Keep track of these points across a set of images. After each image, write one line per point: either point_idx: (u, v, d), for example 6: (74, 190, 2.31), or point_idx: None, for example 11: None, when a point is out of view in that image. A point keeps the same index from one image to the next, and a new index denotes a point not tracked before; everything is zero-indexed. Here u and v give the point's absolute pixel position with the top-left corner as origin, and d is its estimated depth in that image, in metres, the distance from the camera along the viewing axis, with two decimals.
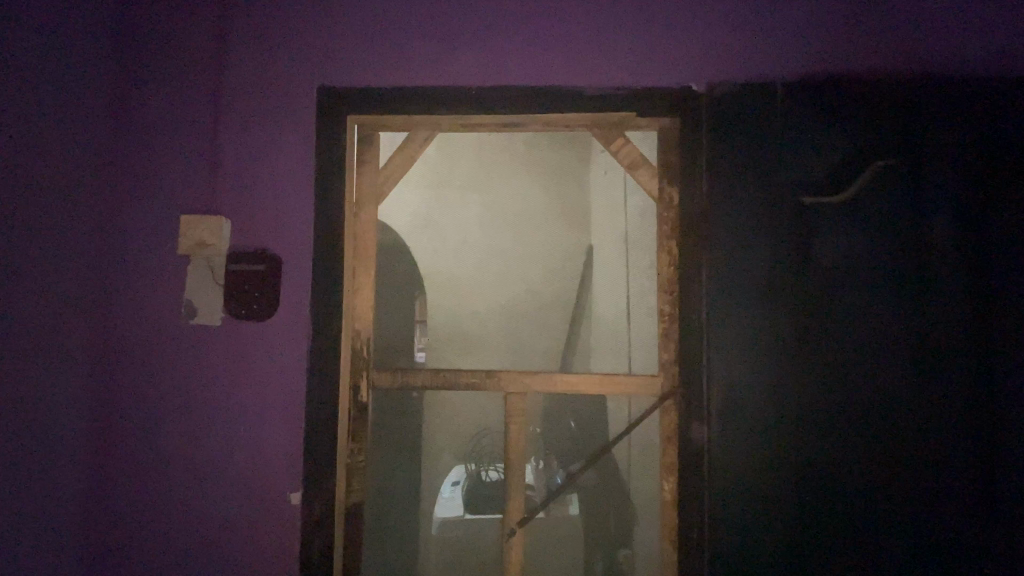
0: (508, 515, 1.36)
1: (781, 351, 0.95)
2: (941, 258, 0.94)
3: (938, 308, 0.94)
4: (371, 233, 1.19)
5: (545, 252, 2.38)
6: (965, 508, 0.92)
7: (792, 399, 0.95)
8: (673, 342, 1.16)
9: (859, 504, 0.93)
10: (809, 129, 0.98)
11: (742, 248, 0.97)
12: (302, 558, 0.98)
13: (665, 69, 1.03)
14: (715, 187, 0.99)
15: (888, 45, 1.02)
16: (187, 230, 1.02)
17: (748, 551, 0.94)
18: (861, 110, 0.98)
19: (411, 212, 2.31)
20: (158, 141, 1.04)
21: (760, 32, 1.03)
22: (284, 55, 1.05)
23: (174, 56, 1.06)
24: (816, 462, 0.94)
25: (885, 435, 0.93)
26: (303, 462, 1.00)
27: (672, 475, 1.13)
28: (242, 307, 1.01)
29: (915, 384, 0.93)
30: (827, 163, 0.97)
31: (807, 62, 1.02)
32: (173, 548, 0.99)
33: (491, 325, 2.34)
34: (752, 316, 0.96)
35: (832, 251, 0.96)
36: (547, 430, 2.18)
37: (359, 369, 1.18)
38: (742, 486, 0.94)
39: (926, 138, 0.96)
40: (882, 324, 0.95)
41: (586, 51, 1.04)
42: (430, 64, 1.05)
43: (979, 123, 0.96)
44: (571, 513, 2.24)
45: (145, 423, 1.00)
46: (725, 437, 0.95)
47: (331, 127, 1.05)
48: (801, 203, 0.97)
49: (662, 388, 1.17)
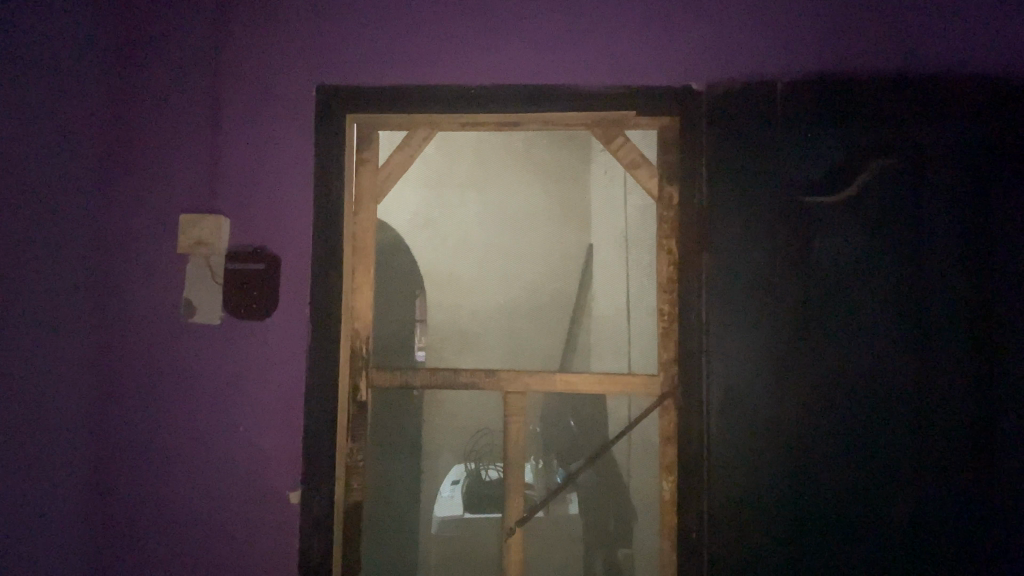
0: (507, 514, 1.36)
1: (779, 355, 0.94)
2: (942, 258, 0.93)
3: (939, 313, 0.92)
4: (370, 232, 1.18)
5: (546, 249, 2.36)
6: (962, 515, 0.91)
7: (789, 404, 0.93)
8: (673, 341, 1.14)
9: (858, 506, 0.92)
10: (811, 128, 0.96)
11: (741, 250, 0.95)
12: (300, 557, 0.99)
13: (670, 68, 1.01)
14: (715, 187, 0.97)
15: (899, 42, 0.99)
16: (187, 229, 1.02)
17: (745, 557, 0.93)
18: (861, 109, 0.96)
19: (411, 213, 2.37)
20: (156, 139, 1.04)
21: (767, 29, 1.00)
22: (283, 53, 1.04)
23: (171, 52, 1.05)
24: (813, 468, 0.92)
25: (884, 442, 0.92)
26: (302, 462, 1.00)
27: (671, 475, 1.12)
28: (242, 307, 1.01)
29: (915, 390, 0.92)
30: (829, 163, 0.95)
31: (814, 60, 1.00)
32: (174, 546, 1.00)
33: (491, 324, 2.34)
34: (751, 318, 0.95)
35: (832, 253, 0.94)
36: (547, 431, 2.19)
37: (356, 366, 1.16)
38: (740, 488, 0.93)
39: (930, 139, 0.94)
40: (883, 329, 0.93)
41: (589, 49, 1.02)
42: (429, 61, 1.03)
43: (979, 122, 0.94)
44: (571, 511, 2.27)
45: (145, 422, 1.01)
46: (722, 442, 0.94)
47: (329, 125, 1.03)
48: (802, 204, 0.95)
49: (661, 387, 1.14)
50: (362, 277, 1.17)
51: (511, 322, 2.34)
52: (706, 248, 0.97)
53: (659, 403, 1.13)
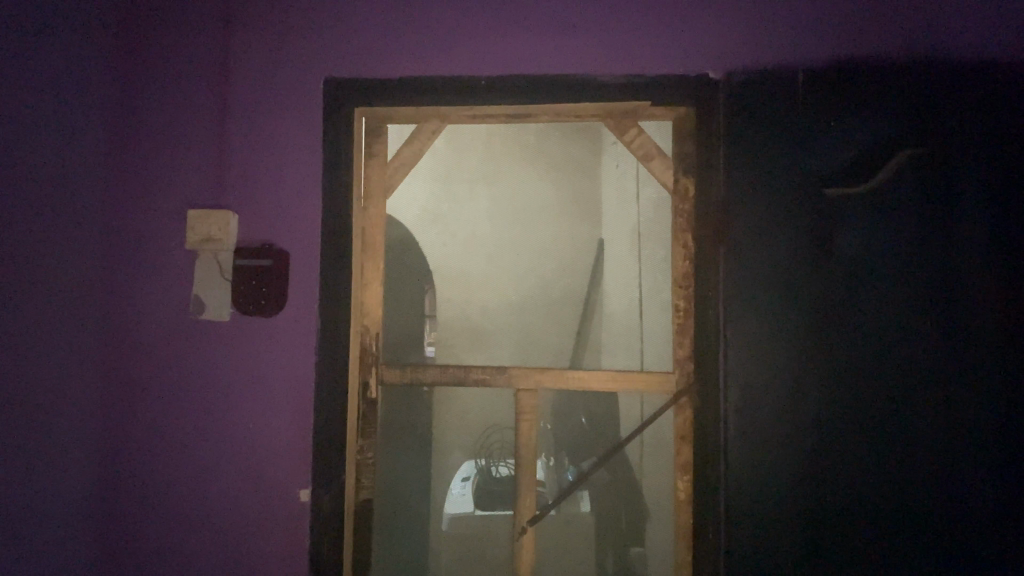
0: (519, 513, 1.34)
1: (802, 352, 0.91)
2: (965, 252, 0.89)
3: (965, 313, 0.89)
4: (379, 226, 1.16)
5: (556, 244, 2.34)
6: (980, 524, 0.87)
7: (810, 404, 0.90)
8: (689, 338, 1.11)
9: (879, 505, 0.89)
10: (837, 115, 0.92)
11: (761, 244, 0.92)
12: (312, 557, 0.97)
13: (687, 56, 0.98)
14: (732, 177, 0.94)
15: (925, 26, 0.95)
16: (195, 225, 1.00)
17: (764, 556, 0.90)
18: (884, 100, 0.92)
19: (420, 208, 2.36)
20: (166, 133, 1.03)
21: (787, 15, 0.97)
22: (291, 48, 1.02)
23: (178, 48, 1.04)
24: (834, 466, 0.89)
25: (907, 440, 0.89)
26: (312, 460, 0.98)
27: (687, 474, 1.08)
28: (251, 303, 0.99)
29: (941, 388, 0.89)
30: (852, 154, 0.92)
31: (838, 47, 0.96)
32: (184, 545, 0.99)
33: (500, 319, 2.36)
34: (770, 315, 0.92)
35: (853, 246, 0.91)
36: (558, 427, 2.22)
37: (365, 363, 1.14)
38: (757, 488, 0.91)
39: (962, 131, 0.90)
40: (907, 325, 0.89)
41: (603, 39, 0.99)
42: (438, 53, 1.01)
43: (1004, 112, 0.90)
44: (583, 510, 2.22)
45: (156, 421, 1.00)
46: (739, 440, 0.92)
47: (338, 119, 1.01)
48: (825, 196, 0.91)
49: (677, 385, 1.10)
50: (371, 272, 1.15)
51: (522, 318, 2.35)
52: (726, 242, 0.94)
53: (675, 401, 1.09)
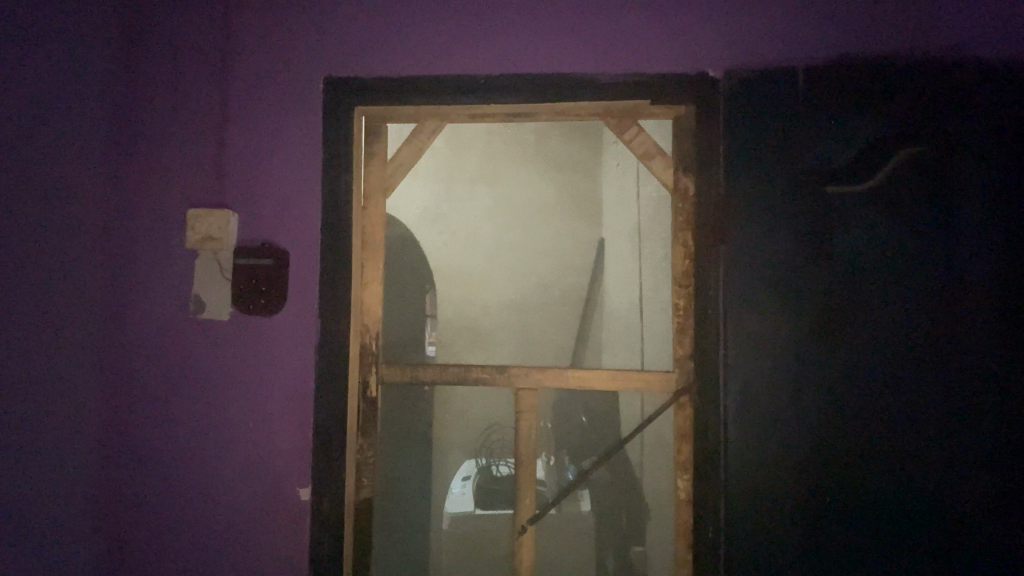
0: (519, 513, 1.34)
1: (800, 350, 0.91)
2: (962, 252, 0.89)
3: (963, 312, 0.88)
4: (379, 224, 1.16)
5: (557, 244, 2.35)
6: (977, 525, 0.87)
7: (808, 402, 0.90)
8: (689, 337, 1.11)
9: (876, 502, 0.89)
10: (837, 114, 0.92)
11: (761, 242, 0.92)
12: (312, 555, 0.97)
13: (687, 55, 0.98)
14: (732, 175, 0.94)
15: (926, 24, 0.95)
16: (194, 224, 1.00)
17: (762, 552, 0.90)
18: (883, 100, 0.92)
19: (420, 208, 2.36)
20: (166, 133, 1.03)
21: (788, 13, 0.97)
22: (291, 48, 1.02)
23: (178, 48, 1.04)
24: (833, 464, 0.89)
25: (905, 439, 0.89)
26: (312, 460, 0.98)
27: (687, 474, 1.08)
28: (251, 302, 0.99)
29: (938, 386, 0.88)
30: (853, 153, 0.91)
31: (838, 46, 0.96)
32: (183, 543, 0.99)
33: (500, 318, 2.37)
34: (770, 313, 0.92)
35: (852, 245, 0.90)
36: (558, 426, 2.22)
37: (365, 363, 1.14)
38: (756, 486, 0.91)
39: (962, 131, 0.90)
40: (906, 325, 0.89)
41: (603, 38, 0.99)
42: (438, 53, 1.01)
43: (1003, 113, 0.89)
44: (583, 509, 2.22)
45: (155, 420, 1.00)
46: (738, 438, 0.92)
47: (338, 118, 1.01)
48: (824, 195, 0.91)
49: (676, 384, 1.10)
50: (371, 272, 1.15)
51: (522, 317, 2.36)
52: (725, 241, 0.94)
53: (675, 400, 1.09)
